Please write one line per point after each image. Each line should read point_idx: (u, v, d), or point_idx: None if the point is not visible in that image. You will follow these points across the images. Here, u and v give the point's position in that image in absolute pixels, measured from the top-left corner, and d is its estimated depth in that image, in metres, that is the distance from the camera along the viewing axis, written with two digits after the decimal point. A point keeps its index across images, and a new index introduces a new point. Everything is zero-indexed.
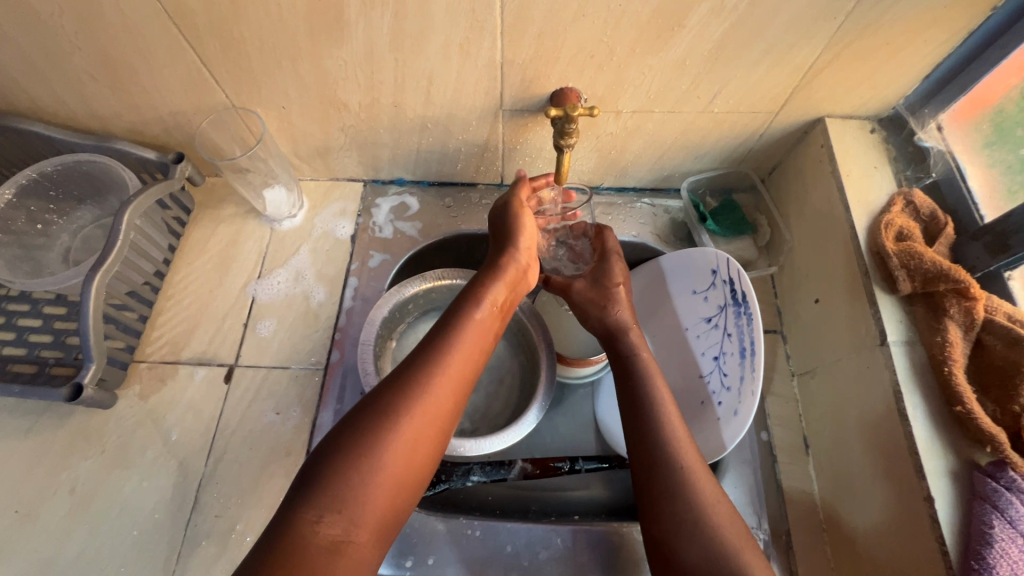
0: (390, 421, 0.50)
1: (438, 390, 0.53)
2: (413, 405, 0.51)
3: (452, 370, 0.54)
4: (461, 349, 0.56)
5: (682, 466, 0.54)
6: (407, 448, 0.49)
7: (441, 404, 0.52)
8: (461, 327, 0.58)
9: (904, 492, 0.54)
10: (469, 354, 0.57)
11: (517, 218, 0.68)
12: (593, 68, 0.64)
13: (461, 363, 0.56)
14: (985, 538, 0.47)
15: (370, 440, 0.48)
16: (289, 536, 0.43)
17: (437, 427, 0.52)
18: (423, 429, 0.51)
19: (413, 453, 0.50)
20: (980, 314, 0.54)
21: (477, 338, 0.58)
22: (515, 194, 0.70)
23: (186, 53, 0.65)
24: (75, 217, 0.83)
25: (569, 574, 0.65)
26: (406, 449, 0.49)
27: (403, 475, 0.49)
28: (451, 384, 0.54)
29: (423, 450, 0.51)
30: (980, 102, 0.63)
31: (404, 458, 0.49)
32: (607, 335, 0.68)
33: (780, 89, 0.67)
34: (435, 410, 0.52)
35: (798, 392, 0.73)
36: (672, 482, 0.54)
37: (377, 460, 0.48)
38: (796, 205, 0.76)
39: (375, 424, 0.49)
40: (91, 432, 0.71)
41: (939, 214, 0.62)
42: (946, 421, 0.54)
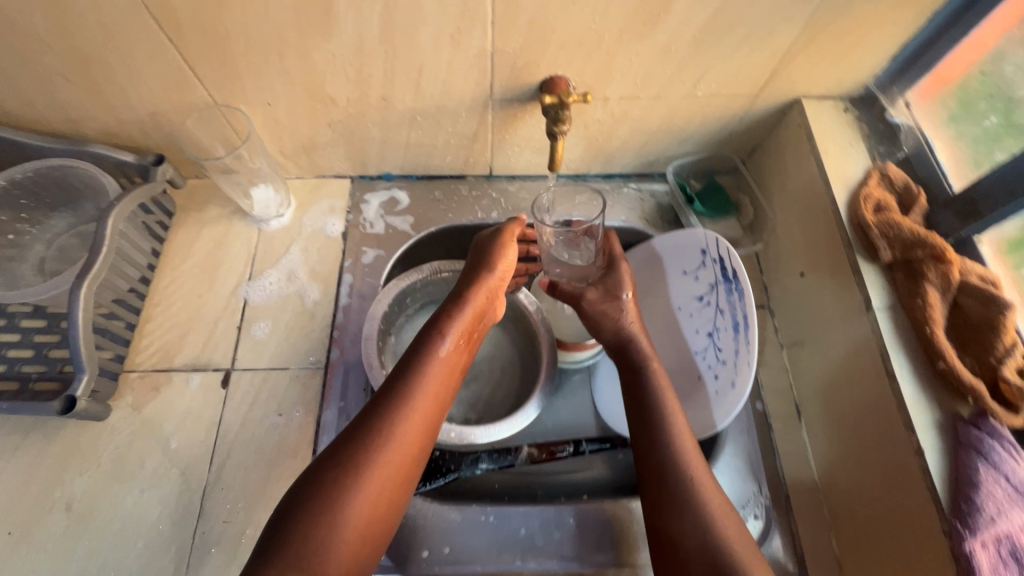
0: (356, 472, 0.50)
1: (401, 438, 0.53)
2: (377, 456, 0.52)
3: (418, 417, 0.55)
4: (424, 392, 0.56)
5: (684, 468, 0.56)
6: (371, 500, 0.50)
7: (404, 454, 0.53)
8: (426, 368, 0.58)
9: (894, 446, 0.57)
10: (433, 397, 0.57)
11: (498, 249, 0.68)
12: (582, 56, 0.66)
13: (427, 405, 0.56)
14: (973, 481, 0.51)
15: (337, 492, 0.49)
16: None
17: (399, 475, 0.53)
18: (387, 480, 0.52)
19: (376, 505, 0.51)
20: (956, 277, 0.58)
21: (442, 378, 0.59)
22: (508, 228, 0.70)
23: (167, 50, 0.63)
24: (49, 226, 0.80)
25: (583, 551, 0.67)
26: (371, 505, 0.50)
27: (367, 529, 0.50)
28: (415, 431, 0.54)
29: (386, 500, 0.52)
30: (942, 80, 0.67)
31: (367, 513, 0.50)
32: (619, 348, 0.68)
33: (760, 72, 0.69)
34: (399, 459, 0.53)
35: (787, 363, 0.76)
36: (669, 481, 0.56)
37: (341, 515, 0.49)
38: (778, 184, 0.79)
39: (338, 476, 0.50)
40: (84, 446, 0.68)
41: (912, 185, 0.66)
42: (930, 378, 0.57)
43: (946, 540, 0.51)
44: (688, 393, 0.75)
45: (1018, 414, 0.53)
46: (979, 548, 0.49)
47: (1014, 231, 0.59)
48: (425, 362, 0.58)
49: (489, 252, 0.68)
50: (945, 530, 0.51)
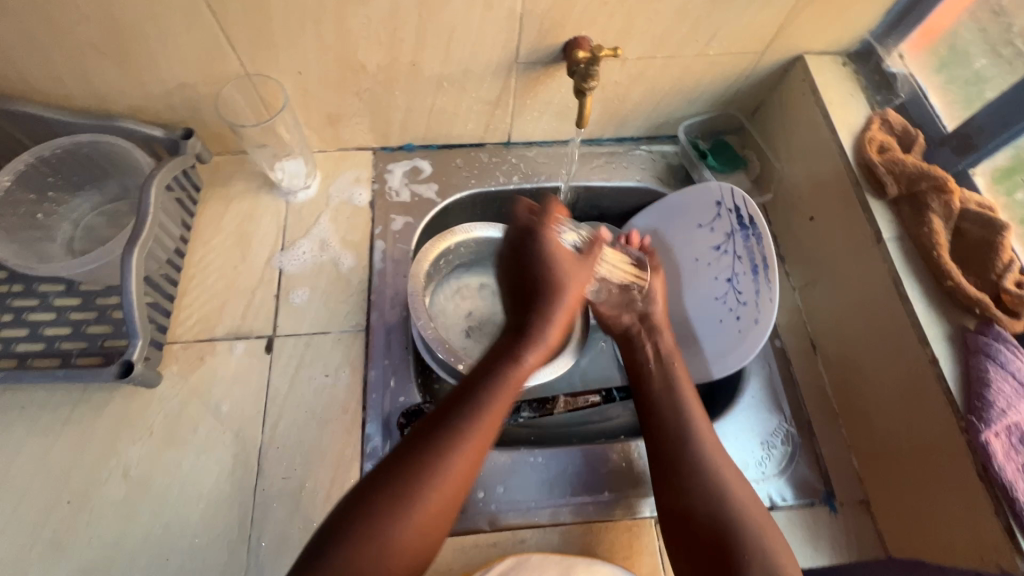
0: (421, 484, 0.53)
1: (465, 459, 0.55)
2: (441, 472, 0.54)
3: (471, 452, 0.56)
4: (480, 427, 0.57)
5: (705, 457, 0.62)
6: (431, 516, 0.52)
7: (455, 487, 0.54)
8: (491, 394, 0.59)
9: (911, 360, 0.63)
10: (488, 430, 0.57)
11: (562, 270, 0.66)
12: (605, 16, 0.69)
13: (481, 436, 0.57)
14: (985, 380, 0.57)
15: (400, 500, 0.52)
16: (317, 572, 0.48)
17: (459, 495, 0.55)
18: (447, 495, 0.54)
19: (434, 521, 0.53)
20: (956, 205, 0.64)
21: (507, 404, 0.60)
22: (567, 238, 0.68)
23: (204, 18, 0.64)
24: (75, 206, 0.80)
25: (627, 484, 0.70)
26: (415, 538, 0.51)
27: (414, 555, 0.51)
28: (466, 466, 0.55)
29: (442, 518, 0.53)
30: (932, 33, 0.74)
31: (414, 543, 0.51)
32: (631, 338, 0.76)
33: (767, 29, 0.74)
34: (458, 481, 0.54)
35: (800, 302, 0.82)
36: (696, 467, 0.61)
37: (392, 534, 0.50)
38: (783, 137, 0.85)
39: (387, 505, 0.51)
40: (135, 416, 0.69)
41: (910, 128, 0.72)
42: (939, 297, 0.63)
43: (963, 435, 0.57)
44: (708, 336, 0.80)
45: (1020, 320, 0.60)
46: (994, 438, 0.55)
47: (1004, 161, 0.65)
48: (496, 384, 0.59)
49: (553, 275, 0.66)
50: (962, 427, 0.57)
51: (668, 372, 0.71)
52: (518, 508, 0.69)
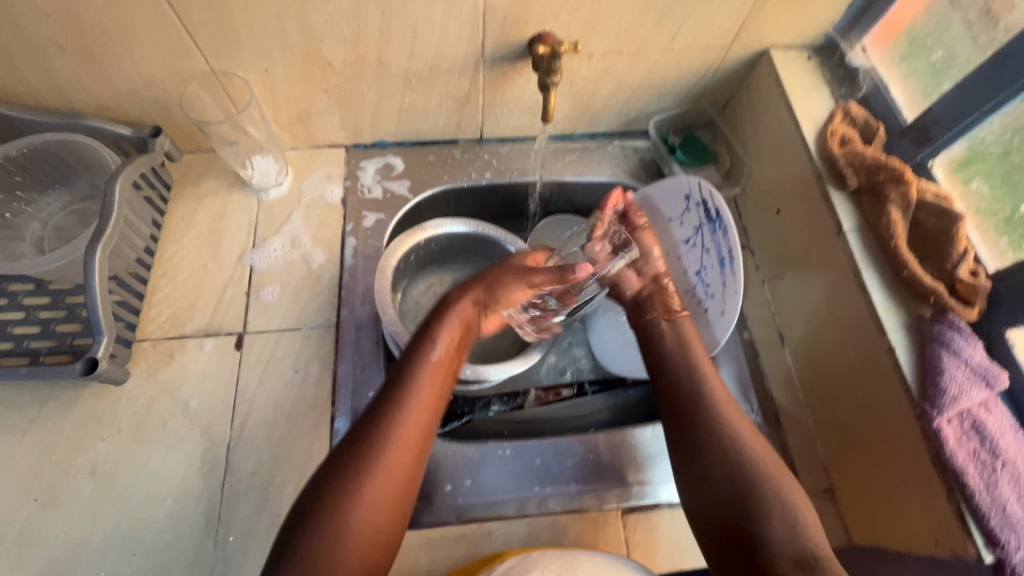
0: (353, 486, 0.50)
1: (397, 451, 0.53)
2: (373, 471, 0.51)
3: (411, 422, 0.54)
4: (418, 396, 0.56)
5: (743, 458, 0.56)
6: (377, 513, 0.51)
7: (404, 457, 0.53)
8: (414, 382, 0.56)
9: (870, 349, 0.64)
10: (427, 399, 0.56)
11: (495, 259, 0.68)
12: (568, 11, 0.70)
13: (420, 404, 0.56)
14: (938, 368, 0.57)
15: (336, 509, 0.50)
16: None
17: (403, 486, 0.53)
18: (386, 493, 0.52)
19: (379, 520, 0.51)
20: (914, 195, 0.65)
21: (434, 390, 0.57)
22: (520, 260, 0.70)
23: (166, 16, 0.64)
24: (45, 204, 0.80)
25: (595, 476, 0.71)
26: (373, 516, 0.51)
27: (374, 531, 0.51)
28: (410, 438, 0.54)
29: (389, 512, 0.52)
30: (893, 28, 0.74)
31: (372, 519, 0.51)
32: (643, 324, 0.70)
33: (731, 23, 0.75)
34: (396, 474, 0.53)
35: (769, 295, 0.83)
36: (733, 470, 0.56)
37: (350, 515, 0.50)
38: (752, 132, 0.85)
39: (339, 488, 0.50)
40: (103, 413, 0.70)
41: (872, 121, 0.73)
42: (896, 286, 0.64)
43: (918, 421, 0.58)
44: None
45: (973, 308, 0.61)
46: (946, 424, 0.56)
47: (961, 152, 0.66)
48: (416, 370, 0.57)
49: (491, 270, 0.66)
50: (917, 414, 0.58)
51: (679, 335, 0.67)
52: (486, 500, 0.69)
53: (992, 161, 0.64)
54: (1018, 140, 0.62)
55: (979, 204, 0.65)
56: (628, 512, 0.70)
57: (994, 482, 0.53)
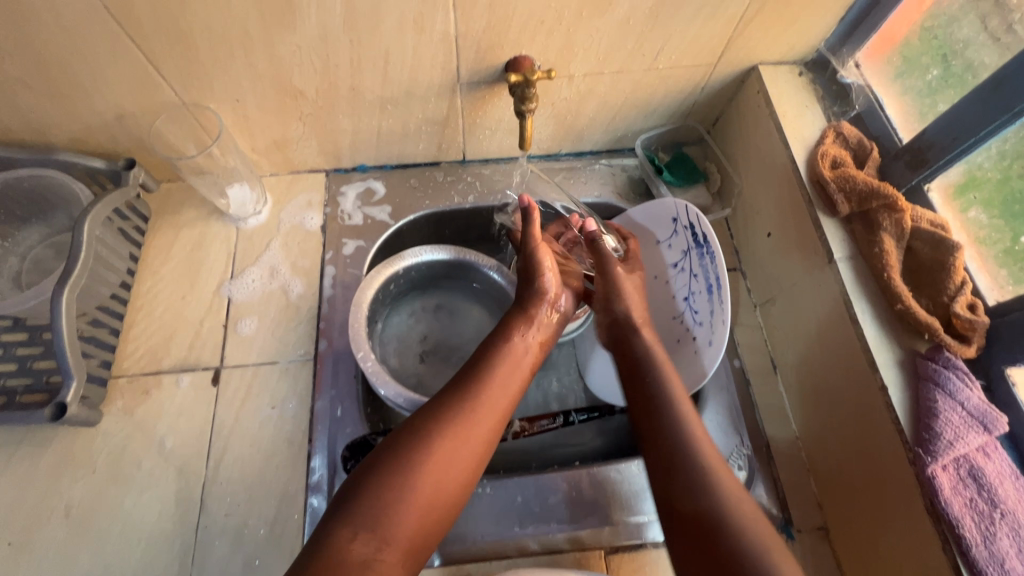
0: (429, 443, 0.53)
1: (475, 425, 0.56)
2: (450, 438, 0.54)
3: (492, 397, 0.59)
4: (501, 374, 0.61)
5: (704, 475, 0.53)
6: (437, 484, 0.52)
7: (480, 424, 0.56)
8: (488, 376, 0.60)
9: (861, 387, 0.61)
10: (507, 381, 0.61)
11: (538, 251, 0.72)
12: (544, 34, 0.67)
13: (501, 386, 0.60)
14: (933, 411, 0.54)
15: (407, 460, 0.52)
16: (326, 547, 0.46)
17: (471, 465, 0.54)
18: (458, 464, 0.53)
19: (442, 487, 0.52)
20: (908, 224, 0.62)
21: (512, 380, 0.61)
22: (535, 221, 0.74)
23: (130, 50, 0.63)
24: (22, 238, 0.79)
25: (578, 513, 0.69)
26: (442, 469, 0.52)
27: (440, 487, 0.52)
28: (490, 409, 0.58)
29: (455, 481, 0.53)
30: (888, 40, 0.71)
31: (440, 474, 0.52)
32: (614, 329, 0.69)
33: (717, 40, 0.71)
34: (469, 447, 0.54)
35: (761, 321, 0.80)
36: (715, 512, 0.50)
37: (420, 465, 0.51)
38: (741, 151, 0.82)
39: (417, 437, 0.53)
40: (78, 453, 0.69)
41: (865, 142, 0.70)
42: (889, 319, 0.61)
43: (911, 467, 0.55)
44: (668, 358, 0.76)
45: (970, 346, 0.58)
46: (941, 471, 0.53)
47: (958, 177, 0.63)
48: (501, 355, 0.62)
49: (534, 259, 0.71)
50: (910, 459, 0.55)
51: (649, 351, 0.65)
52: (464, 541, 0.68)
53: (992, 188, 0.61)
54: (1018, 166, 0.58)
55: (979, 233, 0.62)
56: (612, 552, 0.69)
57: (993, 535, 0.50)
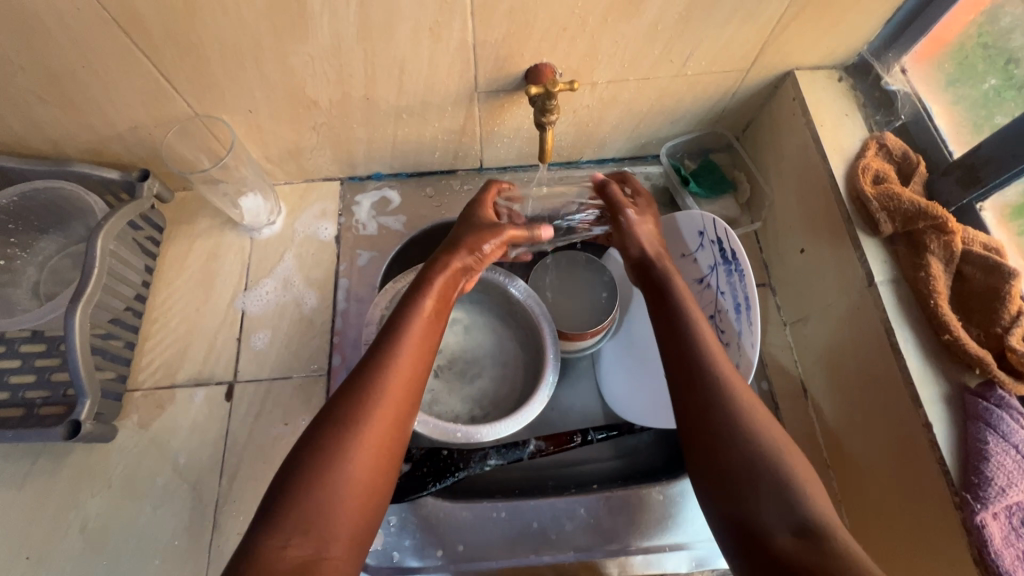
0: (344, 435, 0.47)
1: (386, 402, 0.49)
2: (364, 421, 0.48)
3: (405, 370, 0.51)
4: (412, 342, 0.53)
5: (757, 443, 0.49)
6: (365, 473, 0.47)
7: (396, 402, 0.50)
8: (399, 348, 0.52)
9: (902, 421, 0.57)
10: (419, 347, 0.54)
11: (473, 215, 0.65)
12: (566, 41, 0.64)
13: (411, 355, 0.53)
14: (983, 454, 0.51)
15: (322, 458, 0.45)
16: (256, 564, 0.41)
17: (391, 444, 0.49)
18: (375, 447, 0.48)
19: (371, 474, 0.47)
20: (959, 247, 0.58)
21: (426, 346, 0.55)
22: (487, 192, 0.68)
23: (141, 63, 0.61)
24: (40, 249, 0.78)
25: (596, 540, 0.67)
26: (368, 457, 0.47)
27: (368, 477, 0.47)
28: (404, 382, 0.51)
29: (381, 464, 0.48)
30: (939, 43, 0.65)
31: (367, 464, 0.47)
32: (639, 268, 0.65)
33: (751, 45, 0.67)
34: (383, 427, 0.48)
35: (791, 340, 0.76)
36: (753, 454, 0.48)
37: (339, 462, 0.46)
38: (774, 160, 0.78)
39: (329, 433, 0.47)
40: (94, 468, 0.69)
41: (911, 154, 0.66)
42: (935, 350, 0.58)
43: (956, 512, 0.52)
44: None
45: None
46: (991, 519, 0.50)
47: (1016, 198, 0.59)
48: (409, 320, 0.54)
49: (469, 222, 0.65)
50: (957, 503, 0.52)
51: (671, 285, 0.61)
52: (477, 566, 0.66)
53: None
54: None
55: None
56: None
57: None
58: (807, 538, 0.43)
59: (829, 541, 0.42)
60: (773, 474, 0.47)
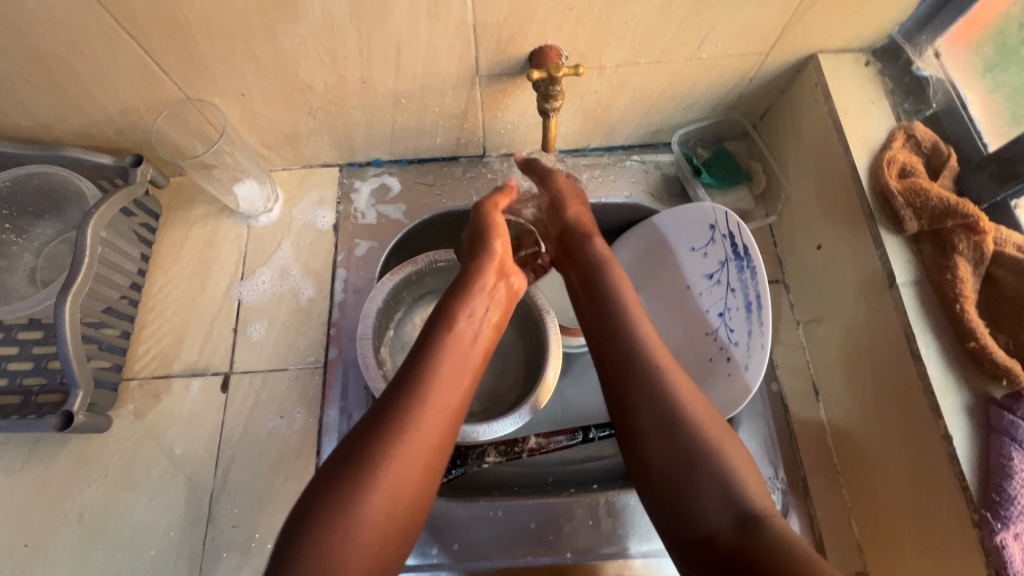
0: (357, 494, 0.45)
1: (406, 452, 0.48)
2: (380, 473, 0.46)
3: (426, 416, 0.50)
4: (435, 386, 0.52)
5: (690, 442, 0.49)
6: (375, 532, 0.45)
7: (417, 451, 0.48)
8: (420, 392, 0.51)
9: (919, 431, 0.54)
10: (444, 392, 0.52)
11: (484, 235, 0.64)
12: (572, 22, 0.60)
13: (435, 401, 0.51)
14: (1005, 470, 0.48)
15: (335, 516, 0.44)
16: None
17: (411, 495, 0.47)
18: (392, 498, 0.46)
19: (382, 532, 0.45)
20: (989, 248, 0.55)
21: (456, 384, 0.53)
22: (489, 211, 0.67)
23: (127, 44, 0.59)
24: (36, 234, 0.77)
25: (594, 542, 0.66)
26: (381, 512, 0.45)
27: (378, 536, 0.45)
28: (427, 430, 0.49)
29: (393, 522, 0.46)
30: (979, 22, 0.61)
31: (377, 524, 0.45)
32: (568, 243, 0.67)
33: (771, 26, 0.62)
34: (399, 481, 0.47)
35: (804, 340, 0.72)
36: (671, 427, 0.50)
37: (348, 525, 0.44)
38: (792, 150, 0.74)
39: (343, 487, 0.45)
40: (90, 457, 0.69)
41: (941, 146, 0.62)
42: (958, 358, 0.54)
43: (974, 530, 0.49)
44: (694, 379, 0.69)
45: None
46: (1011, 540, 0.47)
47: None
48: (430, 363, 0.53)
49: (481, 243, 0.63)
50: (974, 520, 0.49)
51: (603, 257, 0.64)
52: (470, 563, 0.65)
53: None
54: None
55: None
56: None
57: None
58: (746, 527, 0.44)
59: (764, 529, 0.44)
60: (703, 449, 0.49)
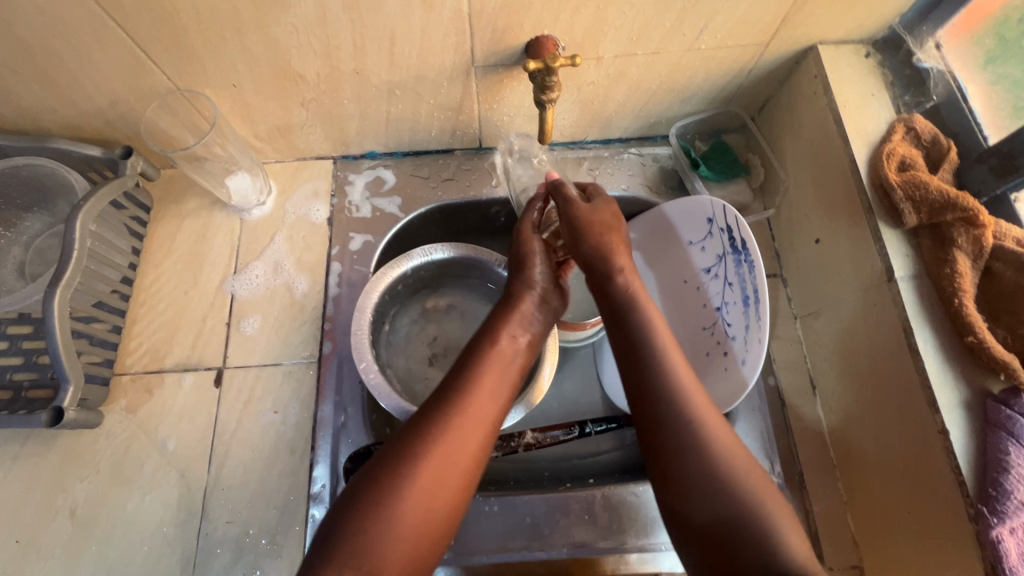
0: (406, 470, 0.46)
1: (458, 436, 0.48)
2: (429, 454, 0.47)
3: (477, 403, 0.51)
4: (484, 378, 0.53)
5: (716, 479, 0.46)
6: (424, 509, 0.45)
7: (469, 438, 0.49)
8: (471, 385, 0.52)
9: (916, 425, 0.54)
10: (490, 387, 0.53)
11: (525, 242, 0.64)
12: (569, 11, 0.59)
13: (483, 395, 0.52)
14: (1002, 465, 0.48)
15: (385, 489, 0.45)
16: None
17: (458, 480, 0.47)
18: (444, 480, 0.47)
19: (429, 515, 0.45)
20: (989, 242, 0.55)
21: (503, 381, 0.54)
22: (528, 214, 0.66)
23: (116, 34, 0.58)
24: (24, 227, 0.76)
25: (590, 536, 0.66)
26: (431, 491, 0.46)
27: (427, 513, 0.45)
28: (479, 420, 0.50)
29: (444, 499, 0.46)
30: (979, 14, 0.61)
31: (425, 501, 0.45)
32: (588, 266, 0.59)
33: (771, 17, 0.62)
34: (452, 463, 0.47)
35: (802, 334, 0.72)
36: (695, 462, 0.47)
37: (398, 496, 0.45)
38: (790, 142, 0.73)
39: (393, 464, 0.46)
40: (81, 452, 0.68)
41: (941, 138, 0.61)
42: (957, 354, 0.54)
43: (970, 524, 0.49)
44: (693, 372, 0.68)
45: None
46: (1008, 535, 0.47)
47: None
48: (479, 358, 0.54)
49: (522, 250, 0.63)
50: (971, 515, 0.49)
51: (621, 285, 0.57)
52: (465, 557, 0.65)
53: None
54: None
55: None
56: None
57: None
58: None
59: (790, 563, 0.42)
60: (726, 487, 0.46)
